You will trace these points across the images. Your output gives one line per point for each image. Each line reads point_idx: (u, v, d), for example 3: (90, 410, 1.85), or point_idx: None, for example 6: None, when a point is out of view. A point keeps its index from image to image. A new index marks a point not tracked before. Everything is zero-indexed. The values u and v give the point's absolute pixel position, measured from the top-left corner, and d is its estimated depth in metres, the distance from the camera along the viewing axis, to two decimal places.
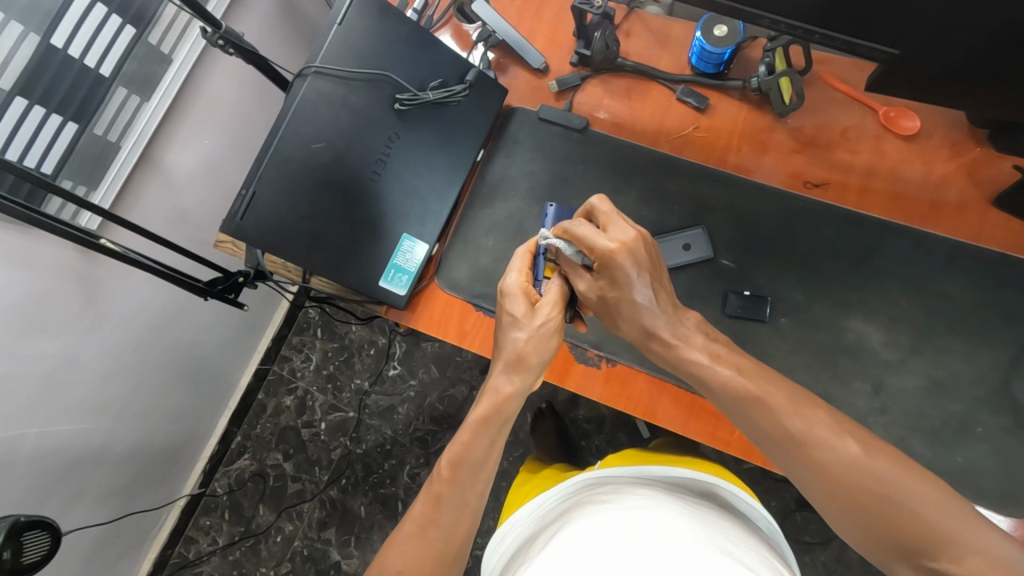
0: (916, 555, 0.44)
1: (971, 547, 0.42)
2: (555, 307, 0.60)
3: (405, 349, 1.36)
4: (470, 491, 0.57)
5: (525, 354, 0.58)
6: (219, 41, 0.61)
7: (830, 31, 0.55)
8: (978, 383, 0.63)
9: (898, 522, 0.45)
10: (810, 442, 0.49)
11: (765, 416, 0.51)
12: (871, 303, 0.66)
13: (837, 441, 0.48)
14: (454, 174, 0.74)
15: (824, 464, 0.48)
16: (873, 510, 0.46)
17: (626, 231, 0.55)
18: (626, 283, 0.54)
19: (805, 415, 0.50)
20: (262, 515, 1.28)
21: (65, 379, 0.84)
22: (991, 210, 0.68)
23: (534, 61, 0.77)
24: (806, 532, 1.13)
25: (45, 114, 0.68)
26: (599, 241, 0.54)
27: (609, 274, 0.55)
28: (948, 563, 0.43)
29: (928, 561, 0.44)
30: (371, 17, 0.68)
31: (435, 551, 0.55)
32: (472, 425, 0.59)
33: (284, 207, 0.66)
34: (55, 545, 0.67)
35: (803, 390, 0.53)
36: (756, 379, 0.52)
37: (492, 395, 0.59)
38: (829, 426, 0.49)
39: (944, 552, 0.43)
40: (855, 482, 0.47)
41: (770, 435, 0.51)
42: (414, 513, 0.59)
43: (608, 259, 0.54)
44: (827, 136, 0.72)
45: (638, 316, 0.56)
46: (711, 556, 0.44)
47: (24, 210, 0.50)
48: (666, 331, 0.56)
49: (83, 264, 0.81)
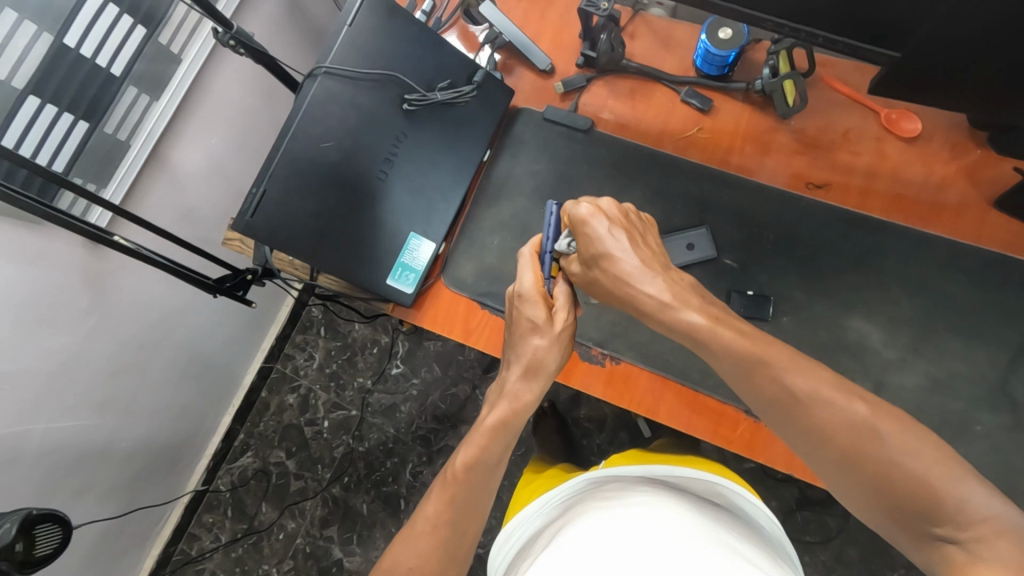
0: (920, 519, 0.45)
1: (975, 514, 0.42)
2: (567, 310, 0.62)
3: (407, 348, 1.37)
4: (481, 492, 0.59)
5: (543, 361, 0.60)
6: (230, 41, 0.61)
7: (832, 35, 0.56)
8: (976, 382, 0.64)
9: (900, 484, 0.45)
10: (815, 401, 0.50)
11: (766, 376, 0.52)
12: (871, 302, 0.67)
13: (845, 403, 0.49)
14: (460, 174, 0.75)
15: (829, 423, 0.49)
16: (876, 473, 0.47)
17: (602, 200, 0.60)
18: (600, 237, 0.58)
19: (809, 375, 0.51)
20: (265, 512, 1.29)
21: (73, 375, 0.85)
22: (990, 210, 0.69)
23: (539, 62, 0.78)
24: (806, 532, 1.14)
25: (56, 113, 0.68)
26: (573, 206, 0.59)
27: (581, 234, 0.59)
28: (951, 528, 0.43)
29: (932, 526, 0.44)
30: (379, 17, 0.69)
31: (448, 549, 0.57)
32: (487, 432, 0.60)
33: (293, 205, 0.66)
34: (64, 539, 0.68)
35: (806, 356, 0.53)
36: (755, 341, 0.53)
37: (513, 401, 0.61)
38: (836, 388, 0.50)
39: (943, 514, 0.44)
40: (856, 444, 0.48)
41: (771, 397, 0.52)
42: (421, 511, 0.60)
43: (583, 221, 0.58)
44: (829, 137, 0.73)
45: (623, 271, 0.58)
46: (718, 554, 0.46)
47: (38, 205, 0.51)
48: (665, 292, 0.57)
49: (91, 262, 0.81)
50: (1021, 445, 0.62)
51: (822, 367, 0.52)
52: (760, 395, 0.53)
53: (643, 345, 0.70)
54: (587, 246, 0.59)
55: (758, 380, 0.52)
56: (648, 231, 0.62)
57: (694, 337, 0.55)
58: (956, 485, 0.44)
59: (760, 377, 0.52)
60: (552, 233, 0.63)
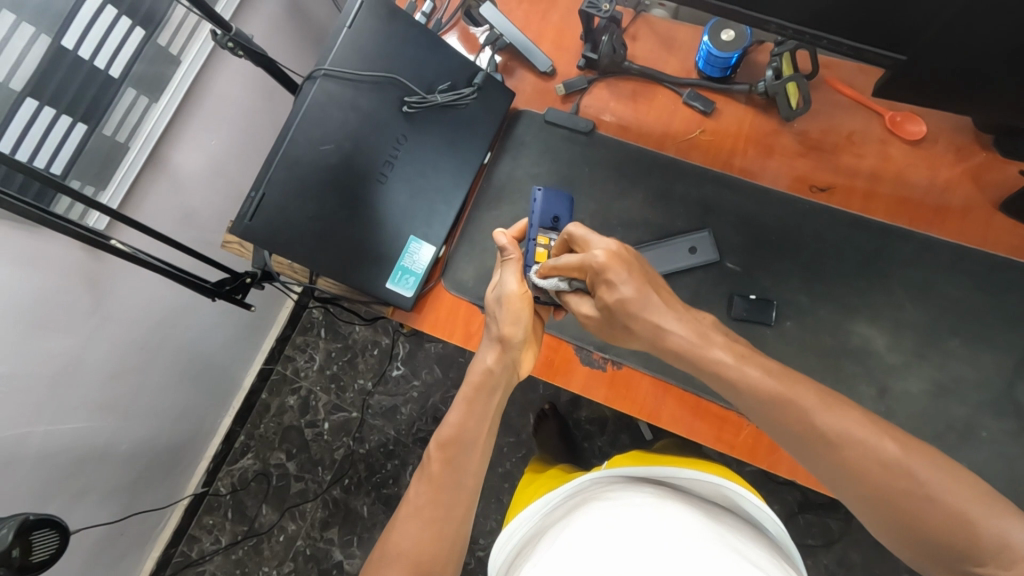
0: (957, 557, 0.44)
1: (1016, 552, 0.42)
2: (515, 276, 0.63)
3: (408, 350, 1.36)
4: (463, 470, 0.60)
5: (502, 333, 0.63)
6: (229, 44, 0.61)
7: (837, 37, 0.55)
8: (982, 387, 0.63)
9: (939, 523, 0.45)
10: (845, 442, 0.48)
11: (794, 417, 0.50)
12: (876, 307, 0.67)
13: (874, 439, 0.48)
14: (461, 177, 0.75)
15: (859, 464, 0.48)
16: (912, 512, 0.46)
17: (603, 240, 0.57)
18: (621, 286, 0.55)
19: (836, 411, 0.50)
20: (265, 514, 1.29)
21: (73, 378, 0.85)
22: (995, 213, 0.68)
23: (540, 64, 0.78)
24: (809, 535, 1.14)
25: (55, 115, 0.68)
26: (585, 257, 0.56)
27: (599, 283, 0.56)
28: (992, 566, 0.43)
29: (970, 564, 0.44)
30: (379, 20, 0.69)
31: (437, 532, 0.57)
32: (459, 406, 0.63)
33: (292, 208, 0.66)
34: (62, 543, 0.68)
35: (828, 388, 0.52)
36: (782, 379, 0.52)
37: (474, 369, 0.64)
38: (863, 424, 0.49)
39: (983, 554, 0.43)
40: (889, 483, 0.47)
41: (803, 439, 0.50)
42: (410, 498, 0.61)
43: (600, 269, 0.55)
44: (833, 140, 0.73)
45: (644, 315, 0.55)
46: (714, 549, 0.45)
47: (34, 210, 0.51)
48: (686, 329, 0.55)
49: (91, 264, 0.81)
50: None
51: (845, 402, 0.51)
52: (791, 430, 0.51)
53: (644, 350, 0.70)
54: (606, 295, 0.56)
55: (785, 424, 0.51)
56: (644, 259, 0.59)
57: (720, 374, 0.54)
58: (995, 522, 0.43)
59: (786, 417, 0.51)
60: (538, 221, 0.65)
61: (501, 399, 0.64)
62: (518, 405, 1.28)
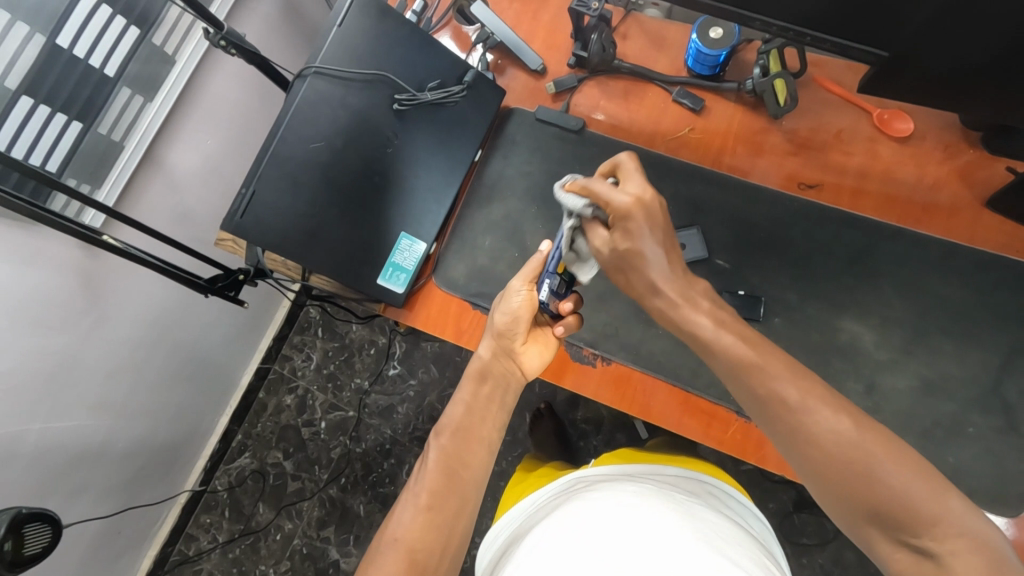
0: (895, 529, 0.42)
1: (951, 526, 0.40)
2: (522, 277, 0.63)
3: (405, 349, 1.37)
4: (466, 459, 0.61)
5: (499, 325, 0.63)
6: (221, 42, 0.61)
7: (821, 34, 0.55)
8: (970, 383, 0.63)
9: (874, 492, 0.43)
10: (799, 409, 0.47)
11: (758, 381, 0.49)
12: (864, 303, 0.67)
13: (823, 412, 0.46)
14: (452, 174, 0.75)
15: (805, 434, 0.47)
16: (850, 483, 0.44)
17: (640, 186, 0.55)
18: (639, 237, 0.54)
19: (797, 381, 0.48)
20: (262, 512, 1.29)
21: (70, 376, 0.86)
22: (983, 210, 0.68)
23: (531, 62, 0.78)
24: (803, 534, 1.14)
25: (50, 114, 0.69)
26: (615, 195, 0.54)
27: (621, 227, 0.54)
28: (927, 539, 0.41)
29: (907, 535, 0.42)
30: (370, 18, 0.70)
31: (433, 518, 0.57)
32: (470, 388, 0.65)
33: (283, 206, 0.67)
34: (55, 539, 0.69)
35: (801, 364, 0.50)
36: (757, 347, 0.51)
37: (472, 363, 0.66)
38: (820, 396, 0.47)
39: (920, 525, 0.41)
40: (836, 453, 0.45)
41: (761, 403, 0.49)
42: (411, 485, 0.61)
43: (621, 213, 0.54)
44: (822, 137, 0.73)
45: (645, 271, 0.55)
46: (693, 547, 0.45)
47: (29, 206, 0.51)
48: (672, 290, 0.54)
49: (87, 262, 0.82)
50: (1013, 448, 0.61)
51: (804, 373, 0.49)
52: (751, 396, 0.50)
53: (634, 346, 0.70)
54: (624, 237, 0.55)
55: (750, 384, 0.50)
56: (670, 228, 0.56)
57: (696, 337, 0.53)
58: (939, 500, 0.41)
59: (751, 381, 0.50)
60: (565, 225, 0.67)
61: (507, 391, 0.64)
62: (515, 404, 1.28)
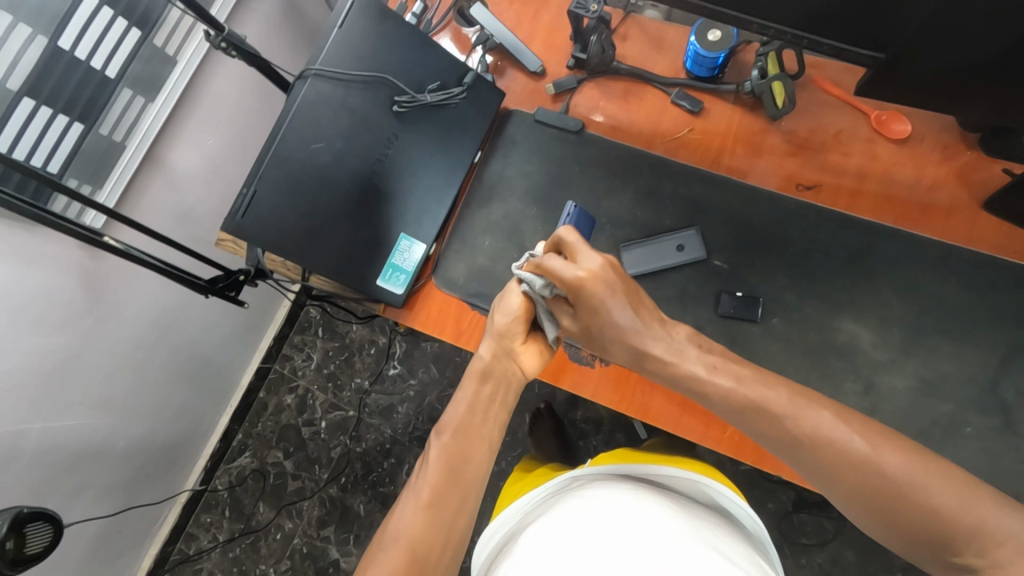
0: (939, 548, 0.48)
1: (992, 534, 0.45)
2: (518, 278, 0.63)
3: (405, 348, 1.37)
4: (466, 460, 0.60)
5: (499, 325, 0.63)
6: (222, 44, 0.62)
7: (818, 36, 0.56)
8: (968, 384, 0.64)
9: (913, 514, 0.48)
10: (821, 442, 0.51)
11: (773, 424, 0.53)
12: (861, 304, 0.67)
13: (847, 441, 0.50)
14: (452, 175, 0.75)
15: (837, 467, 0.50)
16: (890, 507, 0.49)
17: (594, 259, 0.56)
18: (603, 308, 0.56)
19: (816, 417, 0.52)
20: (262, 512, 1.29)
21: (71, 375, 0.86)
22: (980, 212, 0.68)
23: (530, 64, 0.78)
24: (802, 534, 1.14)
25: (51, 115, 0.69)
26: (569, 274, 0.55)
27: (585, 303, 0.57)
28: (971, 555, 0.46)
29: (950, 554, 0.47)
30: (370, 20, 0.70)
31: (433, 519, 0.57)
32: (471, 388, 0.63)
33: (283, 206, 0.67)
34: (56, 537, 0.69)
35: (806, 388, 0.54)
36: (754, 385, 0.54)
37: (472, 363, 0.65)
38: (837, 426, 0.51)
39: (961, 540, 0.46)
40: (869, 482, 0.49)
41: (783, 444, 0.53)
42: (412, 482, 0.61)
43: (578, 288, 0.56)
44: (820, 138, 0.73)
45: (623, 335, 0.57)
46: (688, 545, 0.46)
47: (30, 207, 0.51)
48: (657, 347, 0.57)
49: (87, 262, 0.82)
50: (1010, 448, 0.61)
51: (822, 401, 0.53)
52: (774, 439, 0.53)
53: None
54: (590, 312, 0.57)
55: (765, 429, 0.53)
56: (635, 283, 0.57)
57: (692, 385, 0.56)
58: (977, 511, 0.46)
59: (768, 426, 0.53)
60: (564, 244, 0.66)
61: (507, 389, 0.64)
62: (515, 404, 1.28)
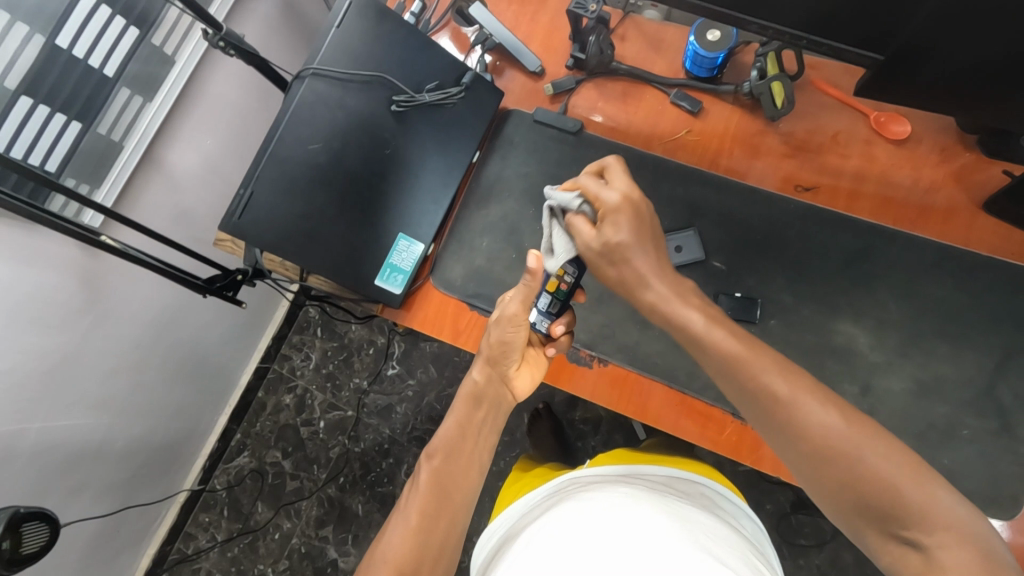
0: (886, 522, 0.43)
1: (939, 520, 0.41)
2: (517, 298, 0.62)
3: (403, 349, 1.37)
4: (453, 479, 0.61)
5: (491, 349, 0.65)
6: (220, 43, 0.62)
7: (816, 37, 0.56)
8: (965, 385, 0.63)
9: (866, 484, 0.44)
10: (788, 403, 0.48)
11: (745, 376, 0.50)
12: (859, 305, 0.67)
13: (808, 404, 0.47)
14: (450, 176, 0.75)
15: (797, 428, 0.47)
16: (843, 474, 0.45)
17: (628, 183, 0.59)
18: (631, 229, 0.57)
19: (785, 373, 0.49)
20: (260, 511, 1.29)
21: (68, 375, 0.86)
22: (979, 214, 0.68)
23: (529, 64, 0.78)
24: (801, 535, 1.14)
25: (49, 114, 0.69)
26: (602, 194, 0.58)
27: (614, 221, 0.57)
28: (915, 531, 0.42)
29: (897, 529, 0.43)
30: (368, 20, 0.70)
31: (421, 538, 0.57)
32: (459, 411, 0.65)
33: (281, 205, 0.67)
34: (52, 537, 0.69)
35: (795, 366, 0.51)
36: (744, 343, 0.51)
37: (464, 385, 0.67)
38: (805, 390, 0.48)
39: (909, 517, 0.42)
40: (828, 447, 0.46)
41: (751, 398, 0.50)
42: (400, 506, 0.61)
43: (615, 206, 0.57)
44: (819, 140, 0.73)
45: (640, 266, 0.56)
46: (682, 545, 0.46)
47: (26, 207, 0.51)
48: (662, 287, 0.56)
49: (85, 262, 0.82)
50: (1008, 451, 0.61)
51: (809, 380, 0.49)
52: (744, 395, 0.50)
53: (630, 347, 0.70)
54: (615, 231, 0.57)
55: (738, 380, 0.50)
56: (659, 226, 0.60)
57: (688, 336, 0.53)
58: (931, 495, 0.42)
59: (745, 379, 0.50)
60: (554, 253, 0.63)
61: (496, 411, 0.66)
62: (513, 405, 1.28)
